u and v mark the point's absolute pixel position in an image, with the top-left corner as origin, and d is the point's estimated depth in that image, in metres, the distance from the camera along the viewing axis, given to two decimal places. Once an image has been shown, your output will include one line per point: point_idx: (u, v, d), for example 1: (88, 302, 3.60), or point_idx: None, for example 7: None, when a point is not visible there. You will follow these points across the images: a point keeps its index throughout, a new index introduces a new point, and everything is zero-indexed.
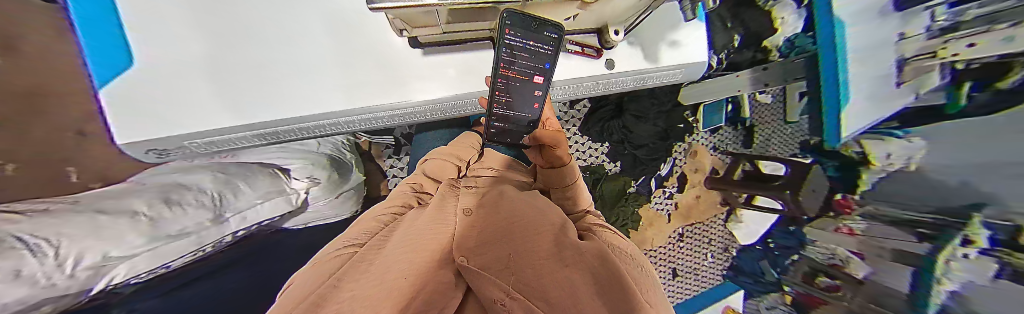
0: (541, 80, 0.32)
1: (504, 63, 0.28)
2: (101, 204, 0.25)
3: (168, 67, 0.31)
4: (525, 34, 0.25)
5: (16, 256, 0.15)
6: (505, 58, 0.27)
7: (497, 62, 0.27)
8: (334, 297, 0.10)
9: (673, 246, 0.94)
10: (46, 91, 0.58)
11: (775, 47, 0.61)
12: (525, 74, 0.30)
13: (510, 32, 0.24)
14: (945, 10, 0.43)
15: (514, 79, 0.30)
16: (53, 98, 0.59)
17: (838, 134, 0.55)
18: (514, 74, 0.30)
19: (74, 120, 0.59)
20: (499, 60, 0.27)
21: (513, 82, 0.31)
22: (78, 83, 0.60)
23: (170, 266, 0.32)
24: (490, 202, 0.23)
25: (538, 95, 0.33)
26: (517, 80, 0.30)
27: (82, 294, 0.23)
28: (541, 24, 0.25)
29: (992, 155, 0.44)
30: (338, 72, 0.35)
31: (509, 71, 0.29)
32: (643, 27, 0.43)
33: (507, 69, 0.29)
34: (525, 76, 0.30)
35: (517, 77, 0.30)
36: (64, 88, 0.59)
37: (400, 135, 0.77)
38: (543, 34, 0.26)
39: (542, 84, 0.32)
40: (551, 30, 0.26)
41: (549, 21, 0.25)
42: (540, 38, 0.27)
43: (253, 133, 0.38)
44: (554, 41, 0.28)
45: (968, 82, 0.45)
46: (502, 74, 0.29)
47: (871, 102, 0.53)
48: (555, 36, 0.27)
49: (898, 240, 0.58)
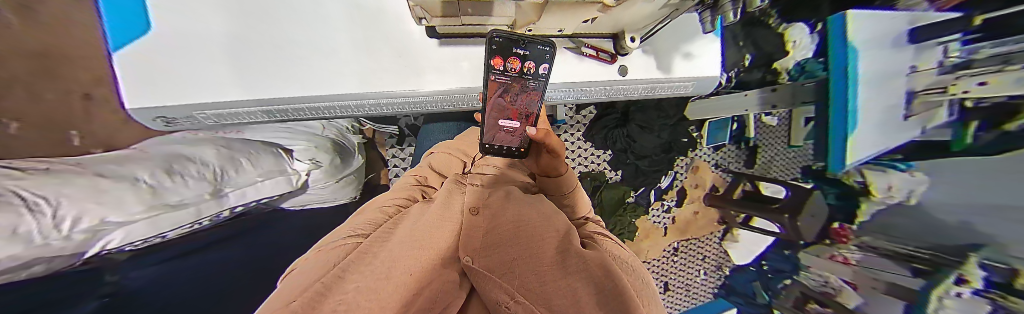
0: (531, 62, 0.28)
1: (501, 55, 0.26)
2: (105, 168, 0.25)
3: (185, 37, 0.31)
4: (513, 53, 0.26)
5: (12, 213, 0.15)
6: (496, 76, 0.27)
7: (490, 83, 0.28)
8: (339, 288, 0.10)
9: (667, 260, 0.94)
10: (51, 53, 0.58)
11: (785, 70, 0.60)
12: (512, 66, 0.27)
13: (498, 65, 0.27)
14: (959, 47, 0.44)
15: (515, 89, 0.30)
16: (54, 60, 0.58)
17: (842, 161, 0.46)
18: (519, 69, 0.28)
19: (79, 84, 0.59)
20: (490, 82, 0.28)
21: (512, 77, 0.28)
22: (78, 46, 0.59)
23: (167, 236, 0.33)
24: (496, 203, 0.22)
25: (532, 86, 0.30)
26: (525, 83, 0.29)
27: (77, 256, 0.23)
28: (531, 40, 0.26)
29: (988, 200, 0.46)
30: (354, 54, 0.35)
31: (506, 63, 0.27)
32: (658, 37, 0.43)
33: (503, 60, 0.26)
34: (515, 65, 0.27)
35: (519, 78, 0.29)
36: (66, 51, 0.58)
37: (405, 126, 0.77)
38: (533, 49, 0.27)
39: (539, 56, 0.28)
40: (542, 45, 0.27)
41: (536, 40, 0.26)
42: (532, 55, 0.27)
43: (262, 109, 0.38)
44: (549, 59, 0.28)
45: (975, 121, 0.47)
46: (492, 82, 0.28)
47: (882, 132, 0.47)
48: (549, 54, 0.28)
49: (894, 274, 0.56)
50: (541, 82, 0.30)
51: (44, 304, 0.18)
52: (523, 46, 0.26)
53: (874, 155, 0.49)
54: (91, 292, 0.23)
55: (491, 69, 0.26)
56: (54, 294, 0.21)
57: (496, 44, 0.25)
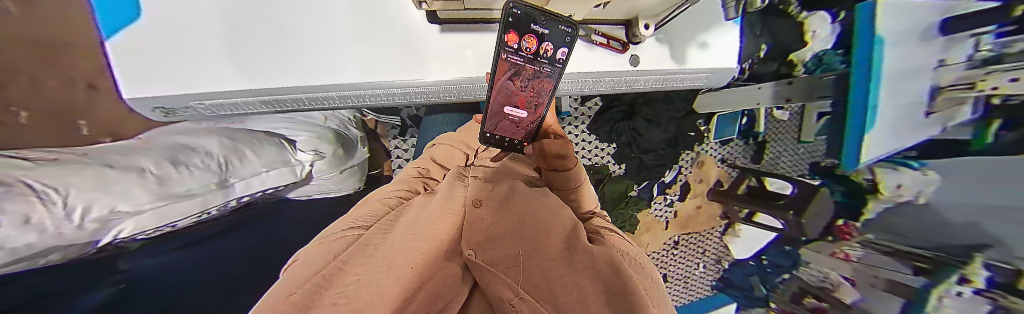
0: (549, 47, 0.26)
1: (517, 31, 0.24)
2: (109, 158, 0.25)
3: (176, 21, 0.30)
4: (531, 30, 0.24)
5: (26, 202, 0.15)
6: (510, 52, 0.25)
7: (502, 56, 0.25)
8: (340, 280, 0.10)
9: (666, 253, 0.95)
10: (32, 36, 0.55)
11: (801, 62, 0.56)
12: (528, 49, 0.26)
13: (512, 45, 0.25)
14: (991, 40, 0.38)
15: (516, 69, 0.28)
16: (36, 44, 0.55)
17: (855, 158, 0.44)
18: (535, 50, 0.26)
19: (70, 69, 0.57)
20: (500, 57, 0.25)
21: (527, 59, 0.27)
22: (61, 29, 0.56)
23: (178, 224, 0.33)
24: (501, 195, 0.22)
25: (546, 72, 0.29)
26: (539, 66, 0.28)
27: (90, 245, 0.24)
28: (553, 19, 0.24)
29: (973, 202, 0.47)
30: (352, 41, 0.33)
31: (522, 41, 0.25)
32: (674, 25, 0.40)
33: (519, 37, 0.24)
34: (531, 49, 0.26)
35: (534, 61, 0.27)
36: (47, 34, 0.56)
37: (407, 117, 0.76)
38: (553, 28, 0.25)
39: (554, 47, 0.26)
40: (565, 25, 0.24)
41: (560, 17, 0.24)
42: (551, 36, 0.25)
43: (260, 99, 0.37)
44: (569, 44, 0.26)
45: (1000, 119, 0.42)
46: (504, 62, 0.26)
47: (902, 129, 0.45)
48: (571, 38, 0.26)
49: (892, 271, 0.58)
50: (557, 69, 0.28)
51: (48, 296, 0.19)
52: (542, 24, 0.24)
53: (890, 153, 0.47)
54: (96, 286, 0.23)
55: (505, 45, 0.24)
56: (63, 283, 0.21)
57: (513, 18, 0.23)
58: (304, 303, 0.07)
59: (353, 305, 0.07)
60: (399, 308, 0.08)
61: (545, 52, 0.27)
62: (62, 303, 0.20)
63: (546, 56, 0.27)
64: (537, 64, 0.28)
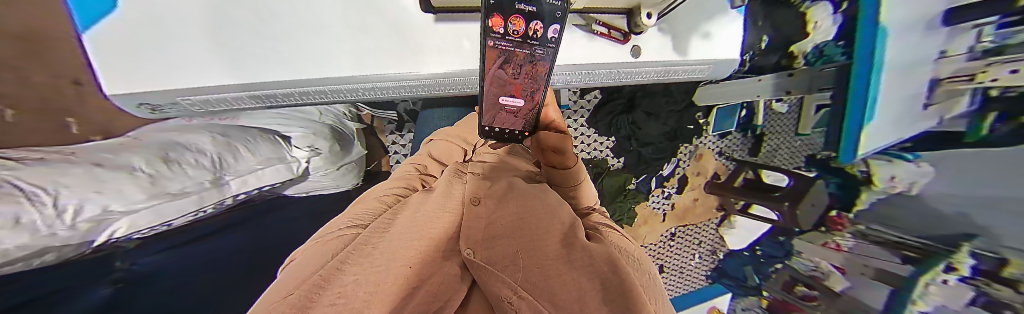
0: (539, 27, 0.25)
1: (501, 14, 0.23)
2: (98, 156, 0.24)
3: (152, 11, 0.28)
4: (518, 9, 0.23)
5: (15, 204, 0.15)
6: (495, 37, 0.24)
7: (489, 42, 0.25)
8: (338, 280, 0.09)
9: (663, 244, 0.97)
10: None
11: (801, 54, 0.55)
12: (514, 33, 0.24)
13: (497, 31, 0.24)
14: (992, 31, 0.38)
15: (509, 55, 0.27)
16: None
17: (854, 150, 0.44)
18: (523, 32, 0.25)
19: None
20: (488, 40, 0.24)
21: (517, 45, 0.26)
22: None
23: (171, 224, 0.33)
24: (500, 193, 0.22)
25: (539, 54, 0.27)
26: (531, 49, 0.27)
27: (86, 245, 0.23)
28: None
29: (994, 194, 0.46)
30: (343, 32, 0.32)
31: (508, 23, 0.24)
32: (676, 14, 0.39)
33: (504, 20, 0.23)
34: (519, 34, 0.25)
35: (525, 44, 0.26)
36: None
37: (404, 112, 0.72)
38: (541, 4, 0.23)
39: (541, 30, 0.25)
40: None
41: None
42: (540, 13, 0.24)
43: (249, 94, 0.36)
44: (560, 19, 0.24)
45: (994, 112, 0.42)
46: (492, 49, 0.26)
47: (903, 122, 0.44)
48: (561, 13, 0.24)
49: (882, 261, 0.60)
50: (549, 49, 0.27)
51: (37, 299, 0.18)
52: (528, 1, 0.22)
53: (890, 145, 0.47)
54: (91, 290, 0.23)
55: (489, 32, 0.24)
56: (54, 285, 0.21)
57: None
58: (301, 302, 0.07)
59: (351, 305, 0.07)
60: (396, 309, 0.08)
61: (532, 34, 0.25)
62: (58, 304, 0.19)
63: (535, 37, 0.26)
64: (524, 46, 0.26)
